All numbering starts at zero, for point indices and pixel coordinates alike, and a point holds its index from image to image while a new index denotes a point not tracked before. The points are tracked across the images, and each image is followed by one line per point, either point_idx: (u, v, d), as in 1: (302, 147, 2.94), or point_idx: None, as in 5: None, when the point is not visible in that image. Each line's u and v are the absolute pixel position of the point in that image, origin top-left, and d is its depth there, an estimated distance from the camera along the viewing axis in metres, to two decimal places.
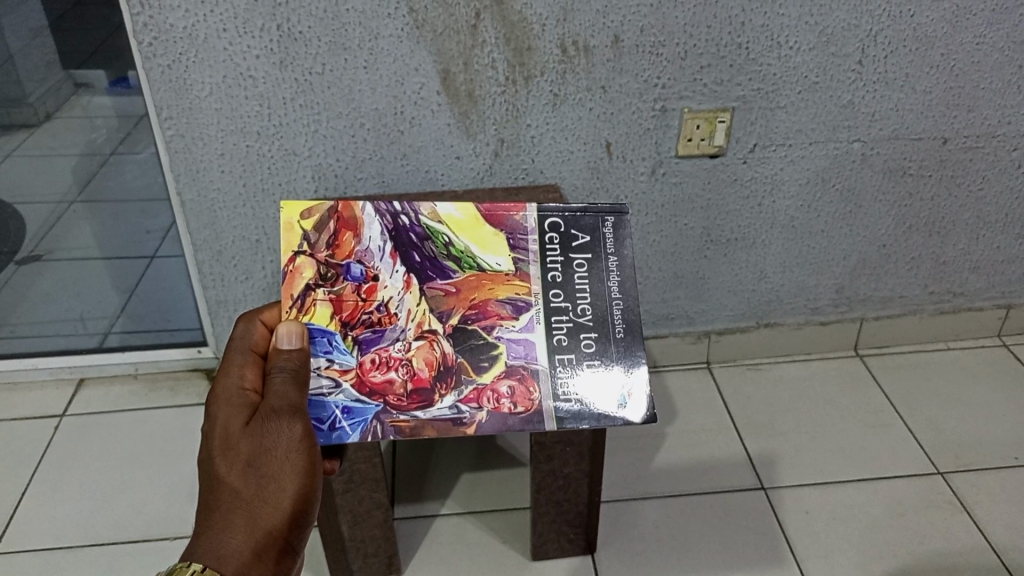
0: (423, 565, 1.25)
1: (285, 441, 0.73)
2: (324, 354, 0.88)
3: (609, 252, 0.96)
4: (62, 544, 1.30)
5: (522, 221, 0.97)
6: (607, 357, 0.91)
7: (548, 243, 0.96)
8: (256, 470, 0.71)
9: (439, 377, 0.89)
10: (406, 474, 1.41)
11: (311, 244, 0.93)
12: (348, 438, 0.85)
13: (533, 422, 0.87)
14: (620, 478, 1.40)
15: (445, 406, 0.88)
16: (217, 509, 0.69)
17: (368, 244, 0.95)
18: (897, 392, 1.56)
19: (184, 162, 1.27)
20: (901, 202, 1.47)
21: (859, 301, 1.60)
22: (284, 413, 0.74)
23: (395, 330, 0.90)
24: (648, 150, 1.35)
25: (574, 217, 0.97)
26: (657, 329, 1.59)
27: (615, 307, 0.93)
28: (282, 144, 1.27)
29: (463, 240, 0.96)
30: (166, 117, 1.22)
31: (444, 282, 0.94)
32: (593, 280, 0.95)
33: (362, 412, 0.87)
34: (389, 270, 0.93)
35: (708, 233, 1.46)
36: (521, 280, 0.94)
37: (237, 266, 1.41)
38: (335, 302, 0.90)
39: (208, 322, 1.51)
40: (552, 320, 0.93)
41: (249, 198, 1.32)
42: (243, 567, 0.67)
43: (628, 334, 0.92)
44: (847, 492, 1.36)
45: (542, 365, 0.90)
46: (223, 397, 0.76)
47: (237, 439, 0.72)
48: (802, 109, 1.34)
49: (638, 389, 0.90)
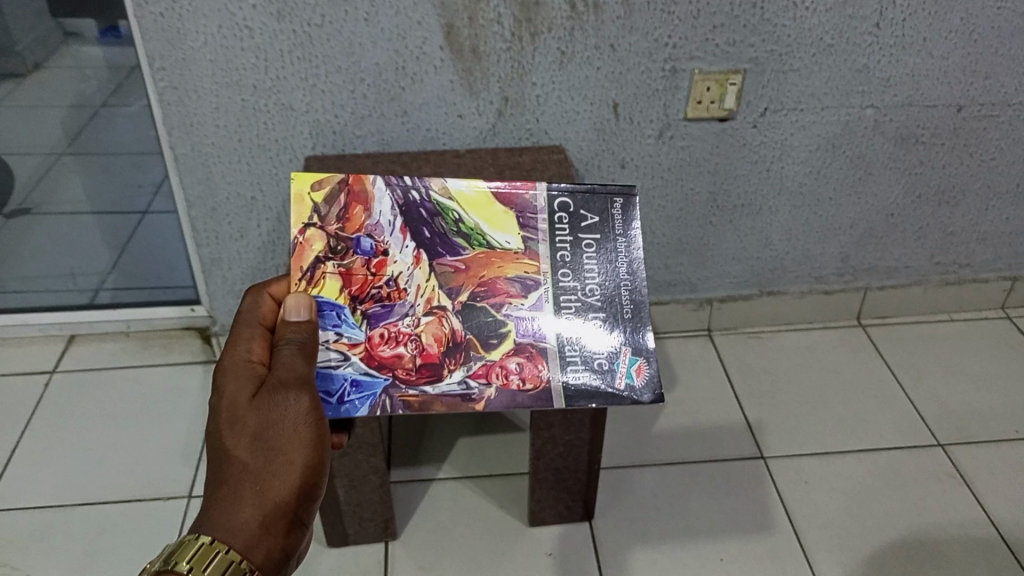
0: (420, 530, 1.24)
1: (293, 414, 0.71)
2: (333, 328, 0.86)
3: (618, 233, 0.94)
4: (54, 503, 1.28)
5: (531, 200, 0.96)
6: (615, 337, 0.89)
7: (557, 224, 0.95)
8: (263, 443, 0.69)
9: (448, 353, 0.87)
10: (402, 438, 1.39)
11: (322, 217, 0.92)
12: (356, 412, 0.83)
13: (543, 399, 0.85)
14: (620, 445, 1.39)
15: (454, 381, 0.86)
16: (224, 482, 0.67)
17: (378, 218, 0.93)
18: (899, 363, 1.55)
19: (177, 115, 1.23)
20: (912, 170, 1.44)
21: (864, 270, 1.58)
22: (292, 385, 0.73)
23: (405, 305, 0.89)
24: (656, 112, 1.31)
25: (583, 198, 0.96)
26: (658, 295, 1.56)
27: (623, 288, 0.91)
28: (278, 98, 1.23)
29: (473, 218, 0.94)
30: (159, 68, 1.18)
31: (454, 259, 0.92)
32: (602, 261, 0.93)
33: (371, 386, 0.84)
34: (399, 246, 0.92)
35: (715, 198, 1.43)
36: (530, 258, 0.92)
37: (232, 224, 1.37)
38: (344, 276, 0.89)
39: (202, 280, 1.47)
40: (561, 299, 0.91)
41: (244, 154, 1.29)
42: (251, 539, 0.65)
43: (638, 317, 0.90)
44: (847, 463, 1.35)
45: (551, 345, 0.88)
46: (230, 369, 0.74)
47: (245, 412, 0.70)
48: (815, 73, 1.30)
49: (645, 368, 0.87)
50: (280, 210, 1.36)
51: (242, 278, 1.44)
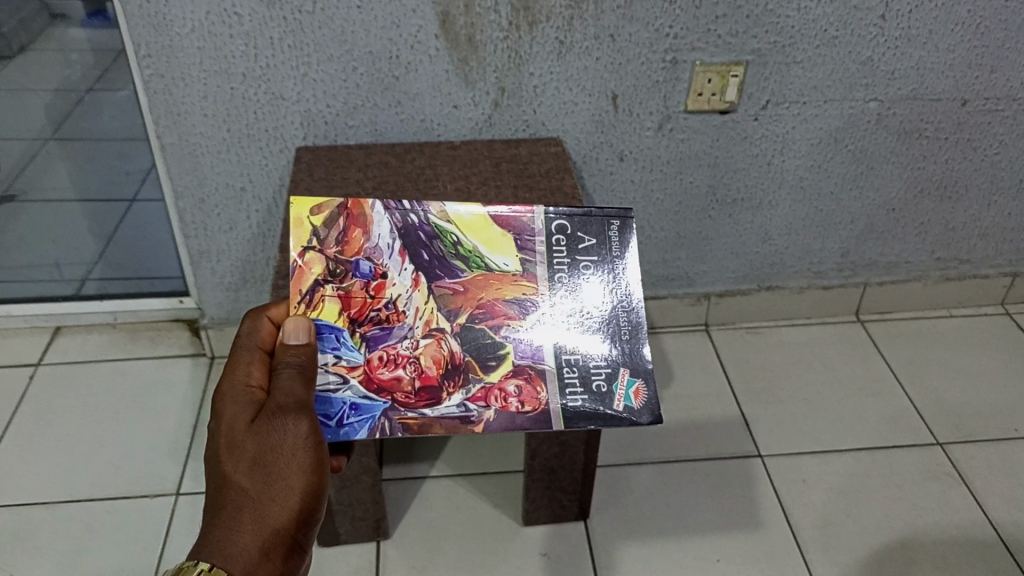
0: (413, 529, 1.22)
1: (292, 440, 0.70)
2: (331, 351, 0.84)
3: (615, 255, 0.92)
4: (38, 500, 1.26)
5: (529, 222, 0.94)
6: (613, 358, 0.87)
7: (554, 245, 0.93)
8: (262, 470, 0.68)
9: (447, 376, 0.85)
10: (395, 435, 1.37)
11: (320, 239, 0.89)
12: (356, 435, 0.81)
13: (541, 422, 0.83)
14: (615, 442, 1.37)
15: (452, 404, 0.84)
16: (223, 508, 0.67)
17: (376, 241, 0.90)
18: (898, 359, 1.53)
19: (164, 104, 1.19)
20: (914, 164, 1.41)
21: (863, 265, 1.56)
22: (290, 410, 0.71)
23: (404, 328, 0.87)
24: (656, 104, 1.28)
25: (581, 220, 0.94)
26: (655, 290, 1.54)
27: (621, 309, 0.89)
28: (268, 87, 1.20)
29: (471, 240, 0.92)
30: (145, 55, 1.14)
31: (452, 281, 0.90)
32: (599, 282, 0.91)
33: (369, 409, 0.83)
34: (397, 269, 0.89)
35: (714, 192, 1.40)
36: (529, 280, 0.90)
37: (221, 216, 1.34)
38: (343, 299, 0.86)
39: (190, 273, 1.43)
40: (559, 318, 0.89)
41: (233, 143, 1.25)
42: (251, 566, 0.65)
43: (637, 339, 0.88)
44: (846, 462, 1.33)
45: (549, 365, 0.86)
46: (230, 393, 0.72)
47: (243, 438, 0.69)
48: (819, 65, 1.27)
49: (645, 389, 0.85)
50: (271, 201, 1.33)
51: (232, 271, 1.41)
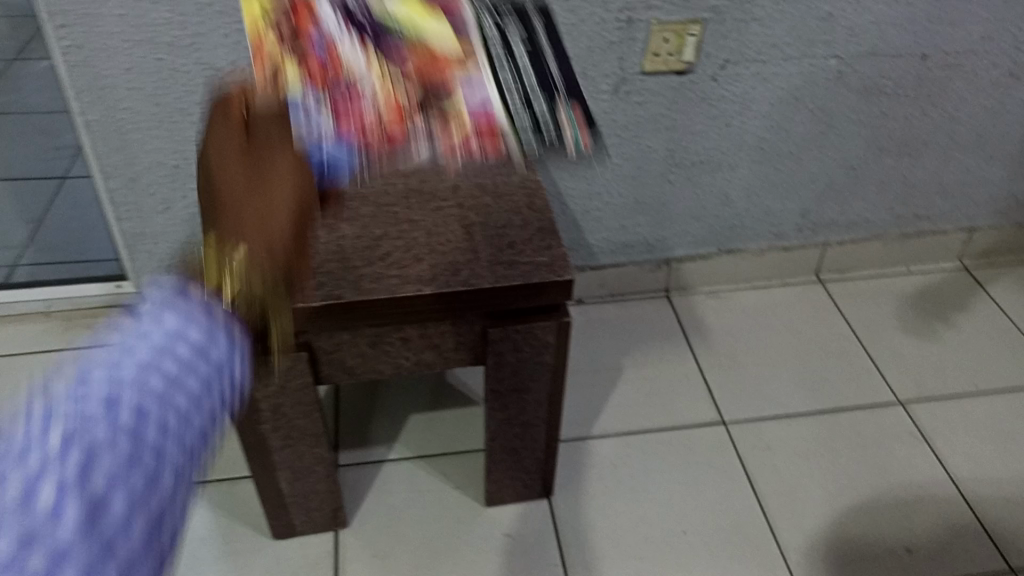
0: (372, 515, 1.18)
1: (282, 168, 0.70)
2: (299, 110, 0.95)
3: (542, 42, 1.13)
4: None
5: (461, 10, 1.13)
6: (559, 103, 1.05)
7: (488, 29, 1.11)
8: (255, 190, 0.66)
9: (408, 116, 1.01)
10: (351, 417, 1.32)
11: (275, 20, 1.05)
12: (337, 168, 0.94)
13: (500, 158, 1.01)
14: (578, 415, 1.34)
15: (419, 147, 1.00)
16: (218, 226, 0.63)
17: (325, 20, 1.06)
18: (859, 319, 1.53)
19: (85, 78, 1.11)
20: (874, 121, 1.39)
21: (823, 225, 1.54)
22: (274, 156, 0.71)
23: (364, 76, 1.03)
24: (611, 66, 1.23)
25: (506, 19, 1.13)
26: (615, 257, 1.50)
27: (548, 61, 1.11)
28: (198, 57, 1.12)
29: (405, 23, 1.10)
30: (60, 26, 1.05)
31: (400, 46, 1.07)
32: (533, 57, 1.10)
33: (342, 150, 0.95)
34: (349, 45, 1.05)
35: (672, 155, 1.36)
36: (465, 52, 1.08)
37: (155, 195, 1.26)
38: (306, 63, 1.01)
39: (126, 256, 1.35)
40: (500, 79, 1.05)
41: (163, 118, 1.17)
42: (248, 259, 0.60)
43: (562, 92, 1.06)
44: (809, 425, 1.33)
45: (496, 108, 1.03)
46: (210, 161, 0.70)
47: (232, 177, 0.67)
48: (778, 22, 1.22)
49: (583, 135, 1.04)
50: None
51: (171, 252, 1.34)
